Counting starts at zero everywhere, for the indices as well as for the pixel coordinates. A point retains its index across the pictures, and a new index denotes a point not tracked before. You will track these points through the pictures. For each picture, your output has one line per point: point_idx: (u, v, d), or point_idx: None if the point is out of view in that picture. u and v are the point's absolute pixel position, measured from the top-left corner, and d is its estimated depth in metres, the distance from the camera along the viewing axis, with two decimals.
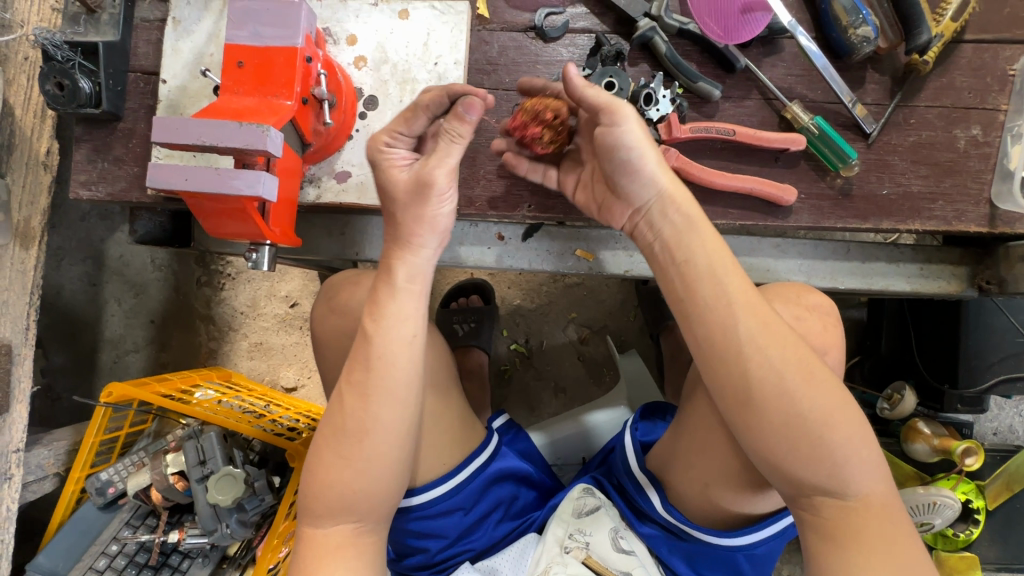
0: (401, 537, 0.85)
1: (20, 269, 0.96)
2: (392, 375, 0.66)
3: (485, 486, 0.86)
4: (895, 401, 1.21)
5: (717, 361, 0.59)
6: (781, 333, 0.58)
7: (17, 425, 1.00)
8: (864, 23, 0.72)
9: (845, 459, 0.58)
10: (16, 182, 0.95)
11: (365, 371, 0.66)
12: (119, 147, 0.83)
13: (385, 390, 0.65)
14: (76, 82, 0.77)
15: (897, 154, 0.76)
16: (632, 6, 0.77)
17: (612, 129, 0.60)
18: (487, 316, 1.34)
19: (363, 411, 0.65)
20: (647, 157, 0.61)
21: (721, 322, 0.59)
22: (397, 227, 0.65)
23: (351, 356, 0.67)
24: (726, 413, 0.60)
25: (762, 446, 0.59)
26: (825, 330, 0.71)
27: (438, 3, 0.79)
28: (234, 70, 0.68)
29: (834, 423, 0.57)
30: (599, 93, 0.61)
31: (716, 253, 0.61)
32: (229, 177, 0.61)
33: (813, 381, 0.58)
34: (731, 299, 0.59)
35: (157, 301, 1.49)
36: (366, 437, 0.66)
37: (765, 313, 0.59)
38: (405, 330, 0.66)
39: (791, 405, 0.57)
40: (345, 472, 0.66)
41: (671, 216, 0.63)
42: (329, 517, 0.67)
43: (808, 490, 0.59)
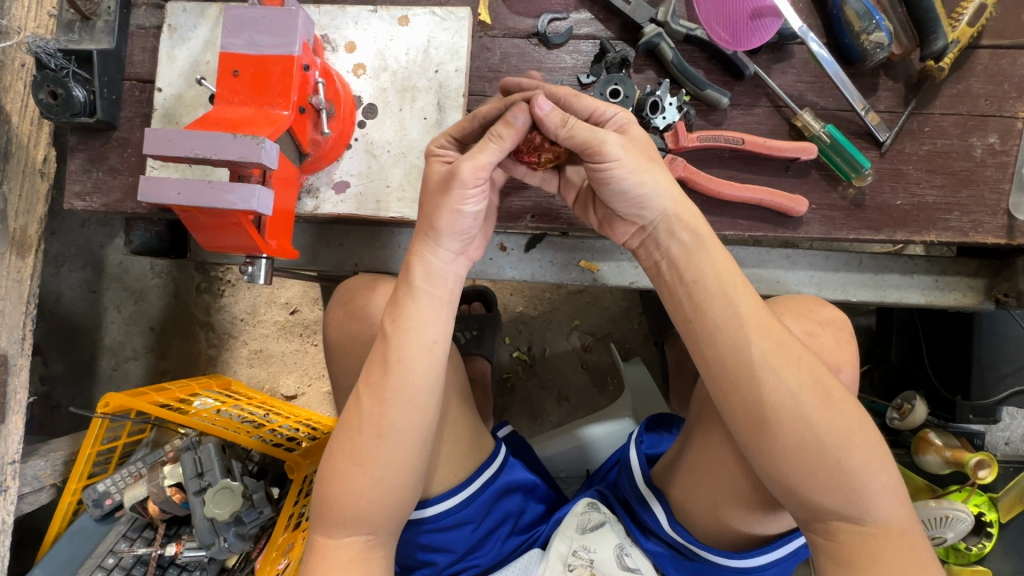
0: (410, 550, 0.83)
1: (16, 278, 0.95)
2: (412, 383, 0.63)
3: (495, 498, 0.84)
4: (905, 411, 1.18)
5: (729, 384, 0.57)
6: (797, 354, 0.56)
7: (13, 436, 0.99)
8: (877, 29, 0.69)
9: (863, 482, 0.55)
10: (13, 191, 0.93)
11: (384, 375, 0.63)
12: (114, 157, 0.82)
13: (404, 397, 0.63)
14: (70, 90, 0.76)
15: (911, 164, 0.74)
16: (637, 12, 0.75)
17: (599, 167, 0.56)
18: (489, 324, 1.32)
19: (379, 415, 0.63)
20: (644, 184, 0.56)
21: (733, 342, 0.56)
22: (422, 219, 0.62)
23: (370, 357, 0.65)
24: (737, 436, 0.58)
25: (775, 468, 0.56)
26: (839, 345, 0.69)
27: (439, 9, 0.77)
28: (230, 79, 0.66)
29: (853, 445, 0.55)
30: (575, 133, 0.55)
31: (727, 271, 0.58)
32: (224, 191, 0.59)
33: (830, 402, 0.56)
34: (743, 318, 0.56)
35: (156, 308, 1.48)
36: (382, 444, 0.63)
37: (780, 333, 0.57)
38: (428, 335, 0.63)
39: (807, 428, 0.55)
40: (361, 481, 0.64)
41: (685, 229, 0.59)
42: (341, 527, 0.65)
43: (822, 514, 0.57)
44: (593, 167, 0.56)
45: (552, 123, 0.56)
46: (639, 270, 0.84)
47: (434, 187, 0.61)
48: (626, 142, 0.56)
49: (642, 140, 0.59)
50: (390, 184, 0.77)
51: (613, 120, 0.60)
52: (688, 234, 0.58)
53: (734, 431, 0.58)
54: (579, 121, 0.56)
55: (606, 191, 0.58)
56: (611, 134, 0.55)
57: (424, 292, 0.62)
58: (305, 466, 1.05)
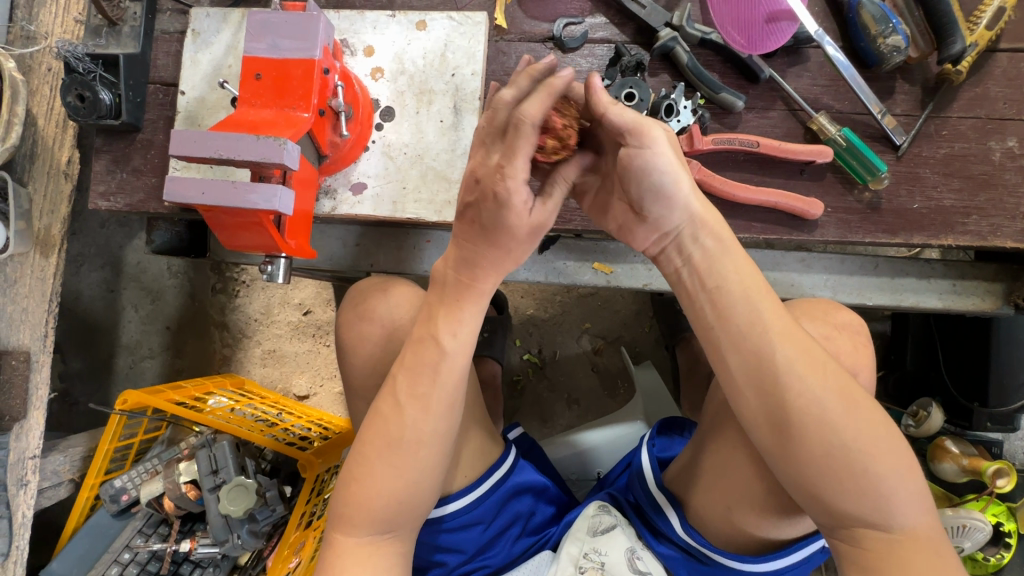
0: (420, 549, 0.83)
1: (40, 277, 0.98)
2: (448, 387, 0.64)
3: (506, 499, 0.84)
4: (921, 418, 1.17)
5: (752, 389, 0.57)
6: (822, 361, 0.56)
7: (34, 432, 1.01)
8: (894, 32, 0.69)
9: (890, 488, 0.55)
10: (38, 191, 0.96)
11: (426, 384, 0.64)
12: (137, 158, 0.84)
13: (446, 403, 0.65)
14: (97, 93, 0.78)
15: (927, 167, 0.73)
16: (652, 17, 0.75)
17: (642, 153, 0.52)
18: (501, 325, 1.33)
19: (423, 422, 0.64)
20: (679, 181, 0.55)
21: (756, 348, 0.56)
22: (494, 253, 0.60)
23: (411, 363, 0.65)
24: (761, 442, 0.58)
25: (802, 476, 0.56)
26: (856, 350, 0.68)
27: (456, 14, 0.78)
28: (253, 82, 0.67)
29: (879, 452, 0.55)
30: (625, 112, 0.52)
31: (750, 279, 0.58)
32: (247, 191, 0.61)
33: (855, 409, 0.55)
34: (766, 325, 0.56)
35: (173, 308, 1.50)
36: (422, 449, 0.65)
37: (802, 339, 0.57)
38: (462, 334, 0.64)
39: (831, 434, 0.55)
40: (397, 482, 0.65)
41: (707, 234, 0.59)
42: (367, 525, 0.65)
43: (845, 519, 0.56)
44: (633, 149, 0.52)
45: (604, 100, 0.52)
46: (653, 272, 0.84)
47: (523, 235, 0.58)
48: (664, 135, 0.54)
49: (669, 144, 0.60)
50: (406, 185, 0.78)
51: None
52: (712, 240, 0.58)
53: (758, 438, 0.58)
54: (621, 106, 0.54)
55: (641, 184, 0.55)
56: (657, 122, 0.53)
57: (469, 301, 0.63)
58: (317, 465, 1.06)
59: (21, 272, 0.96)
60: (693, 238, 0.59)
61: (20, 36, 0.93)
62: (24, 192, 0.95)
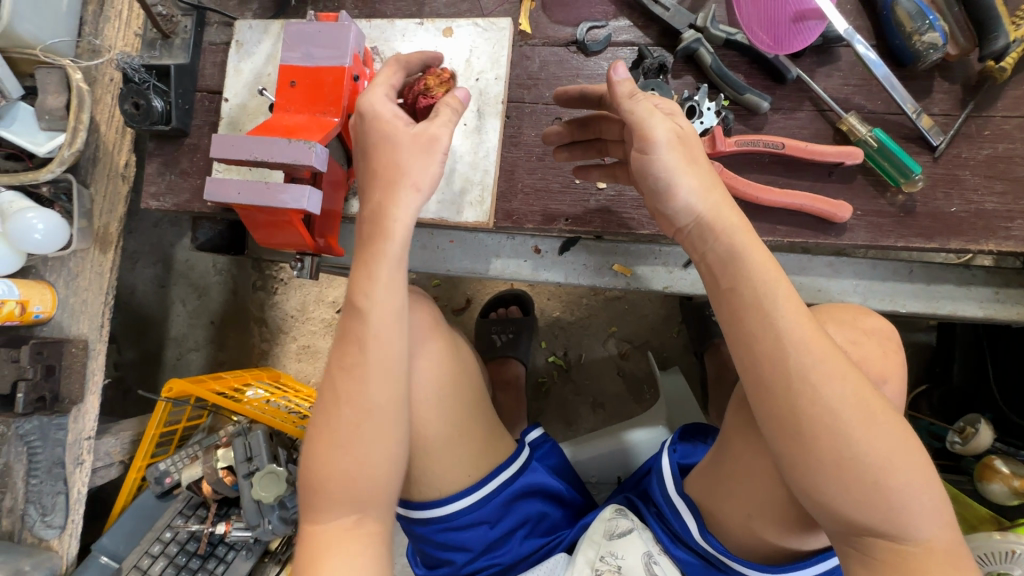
0: (429, 546, 0.86)
1: (99, 271, 1.07)
2: (378, 348, 0.60)
3: (514, 498, 0.85)
4: (968, 435, 1.10)
5: (766, 391, 0.55)
6: (840, 373, 0.54)
7: (90, 415, 1.10)
8: (931, 29, 0.67)
9: (904, 499, 0.53)
10: (98, 192, 1.05)
11: (352, 345, 0.60)
12: (184, 161, 0.89)
13: (379, 364, 0.60)
14: (150, 101, 0.84)
15: (968, 169, 0.70)
16: (676, 18, 0.75)
17: (642, 156, 0.58)
18: (526, 327, 1.38)
19: (354, 388, 0.59)
20: (678, 186, 0.58)
21: (770, 354, 0.55)
22: (391, 173, 0.60)
23: (342, 335, 0.61)
24: (771, 444, 0.56)
25: (807, 482, 0.55)
26: (886, 356, 0.65)
27: (481, 20, 0.80)
28: (288, 89, 0.71)
29: (893, 471, 0.53)
30: (634, 109, 0.59)
31: (768, 284, 0.56)
32: (278, 192, 0.65)
33: (872, 422, 0.53)
34: (781, 334, 0.55)
35: (217, 303, 1.59)
36: (361, 419, 0.60)
37: (822, 348, 0.55)
38: (378, 294, 0.60)
39: (841, 444, 0.53)
40: (343, 461, 0.60)
41: (719, 235, 0.59)
42: (330, 509, 0.61)
43: (857, 529, 0.55)
44: (635, 151, 0.59)
45: (622, 92, 0.60)
46: (672, 274, 0.84)
47: (403, 141, 0.60)
48: (675, 136, 0.58)
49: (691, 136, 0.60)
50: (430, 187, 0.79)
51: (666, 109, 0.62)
52: (724, 246, 0.58)
53: (770, 442, 0.57)
54: (648, 99, 0.60)
55: (642, 181, 0.61)
56: (661, 124, 0.57)
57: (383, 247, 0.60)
58: None
59: (83, 267, 1.06)
60: (711, 239, 0.59)
61: (88, 50, 1.03)
62: (87, 193, 1.04)
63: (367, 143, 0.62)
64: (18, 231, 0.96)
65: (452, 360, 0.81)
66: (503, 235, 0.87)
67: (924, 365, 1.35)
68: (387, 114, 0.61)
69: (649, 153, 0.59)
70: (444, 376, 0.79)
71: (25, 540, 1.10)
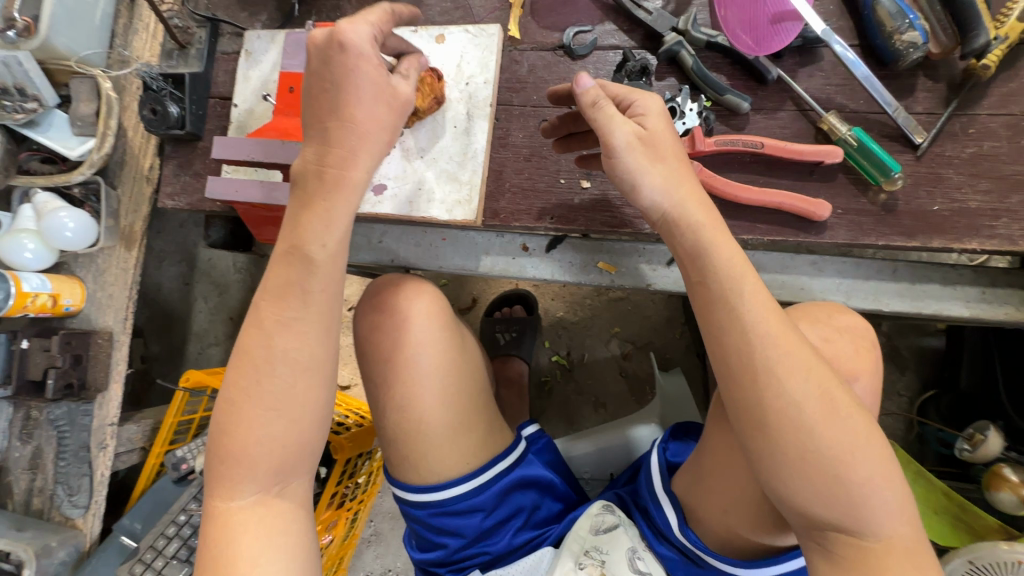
0: (423, 530, 0.88)
1: (124, 267, 1.15)
2: (312, 308, 0.63)
3: (508, 489, 0.87)
4: (977, 441, 1.07)
5: (736, 383, 0.56)
6: (806, 365, 0.55)
7: (114, 402, 1.17)
8: (911, 28, 0.67)
9: (867, 492, 0.53)
10: (125, 194, 1.13)
11: (285, 298, 0.62)
12: (198, 163, 0.95)
13: (319, 326, 0.63)
14: (166, 107, 0.90)
15: (951, 167, 0.70)
16: (658, 22, 0.77)
17: (608, 161, 0.62)
18: (529, 326, 1.41)
19: (288, 346, 0.62)
20: (640, 184, 0.61)
21: (732, 345, 0.57)
22: (359, 121, 0.60)
23: (279, 287, 0.63)
24: (738, 432, 0.57)
25: (772, 474, 0.55)
26: (859, 353, 0.67)
27: (472, 27, 0.84)
28: (287, 94, 0.79)
29: (857, 466, 0.53)
30: (597, 117, 0.61)
31: (737, 279, 0.58)
32: (271, 189, 0.74)
33: (835, 419, 0.54)
34: (748, 326, 0.56)
35: (235, 300, 1.66)
36: (297, 377, 0.63)
37: (792, 339, 0.56)
38: (332, 245, 0.63)
39: (802, 436, 0.54)
40: (278, 427, 0.63)
41: (685, 231, 0.61)
42: (246, 483, 0.63)
43: (822, 523, 0.55)
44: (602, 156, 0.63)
45: (586, 99, 0.62)
46: (657, 272, 0.85)
47: (380, 92, 0.61)
48: (635, 137, 0.61)
49: (658, 134, 0.62)
50: (424, 186, 0.82)
51: (635, 106, 0.64)
52: (691, 240, 0.60)
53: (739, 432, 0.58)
54: (610, 105, 0.62)
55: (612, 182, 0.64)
56: (620, 129, 0.60)
57: (341, 197, 0.62)
58: (349, 449, 1.15)
59: (110, 263, 1.14)
60: (678, 234, 0.61)
61: (118, 61, 1.11)
62: (114, 194, 1.11)
63: (337, 75, 0.60)
64: (52, 228, 1.04)
65: (448, 343, 0.83)
66: (493, 233, 0.90)
67: (933, 370, 1.32)
68: (366, 53, 0.60)
69: (613, 156, 0.62)
70: (448, 364, 0.83)
71: (53, 519, 1.18)
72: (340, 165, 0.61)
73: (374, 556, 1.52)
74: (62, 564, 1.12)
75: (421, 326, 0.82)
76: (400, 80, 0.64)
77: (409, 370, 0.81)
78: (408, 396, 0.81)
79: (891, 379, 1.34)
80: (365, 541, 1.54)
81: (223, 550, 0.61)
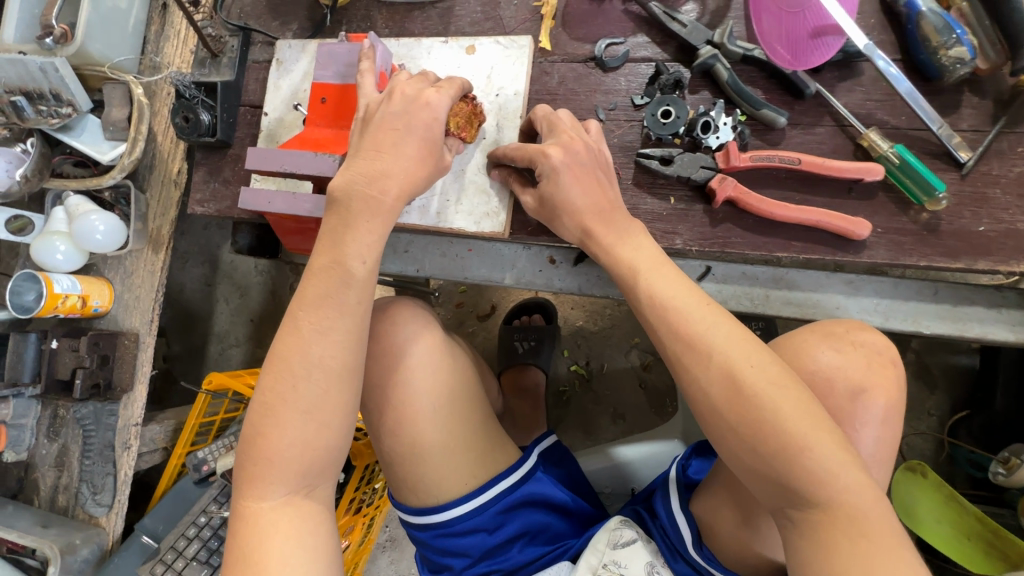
0: (430, 552, 0.88)
1: (151, 270, 1.16)
2: (348, 316, 0.64)
3: (513, 506, 0.85)
4: (1012, 466, 1.04)
5: (724, 404, 0.57)
6: (706, 351, 0.58)
7: (138, 403, 1.19)
8: (958, 43, 0.65)
9: (798, 452, 0.53)
10: (154, 197, 1.14)
11: (319, 308, 0.63)
12: (227, 170, 0.96)
13: (354, 333, 0.64)
14: (198, 115, 0.91)
15: (998, 187, 0.68)
16: (693, 35, 0.76)
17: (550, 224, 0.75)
18: (548, 335, 1.40)
19: (317, 354, 0.63)
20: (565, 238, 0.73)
21: (693, 369, 0.59)
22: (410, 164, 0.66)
23: (317, 302, 0.64)
24: (740, 455, 0.56)
25: (777, 492, 0.55)
26: (869, 369, 0.67)
27: (503, 38, 0.83)
28: (319, 105, 0.80)
29: (785, 430, 0.54)
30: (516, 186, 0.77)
31: (695, 302, 0.61)
32: (303, 200, 0.75)
33: (745, 394, 0.56)
34: (724, 343, 0.58)
35: (256, 302, 1.67)
36: (329, 382, 0.63)
37: (697, 324, 0.60)
38: (372, 261, 0.65)
39: (743, 446, 0.56)
40: (307, 429, 0.63)
41: (625, 250, 0.66)
42: (278, 483, 0.63)
43: (775, 494, 0.55)
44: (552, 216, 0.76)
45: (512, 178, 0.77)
46: None
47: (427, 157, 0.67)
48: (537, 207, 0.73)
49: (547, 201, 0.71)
50: (451, 198, 0.82)
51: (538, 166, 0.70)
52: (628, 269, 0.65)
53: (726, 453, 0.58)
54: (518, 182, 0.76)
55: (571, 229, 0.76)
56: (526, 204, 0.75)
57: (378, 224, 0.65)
58: (367, 455, 1.18)
59: (139, 266, 1.15)
60: (627, 249, 0.66)
61: (149, 67, 1.12)
62: (143, 198, 1.13)
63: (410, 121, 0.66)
64: (82, 231, 1.05)
65: (449, 362, 0.84)
66: (520, 245, 0.89)
67: (966, 389, 1.28)
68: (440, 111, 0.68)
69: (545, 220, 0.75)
70: (440, 385, 0.82)
71: (78, 516, 1.19)
72: (383, 191, 0.65)
73: (388, 561, 1.52)
74: (85, 562, 1.13)
75: (418, 350, 0.82)
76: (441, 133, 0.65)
77: (401, 393, 0.81)
78: (401, 418, 0.80)
79: (920, 397, 1.30)
80: (381, 546, 1.54)
81: (255, 548, 0.61)
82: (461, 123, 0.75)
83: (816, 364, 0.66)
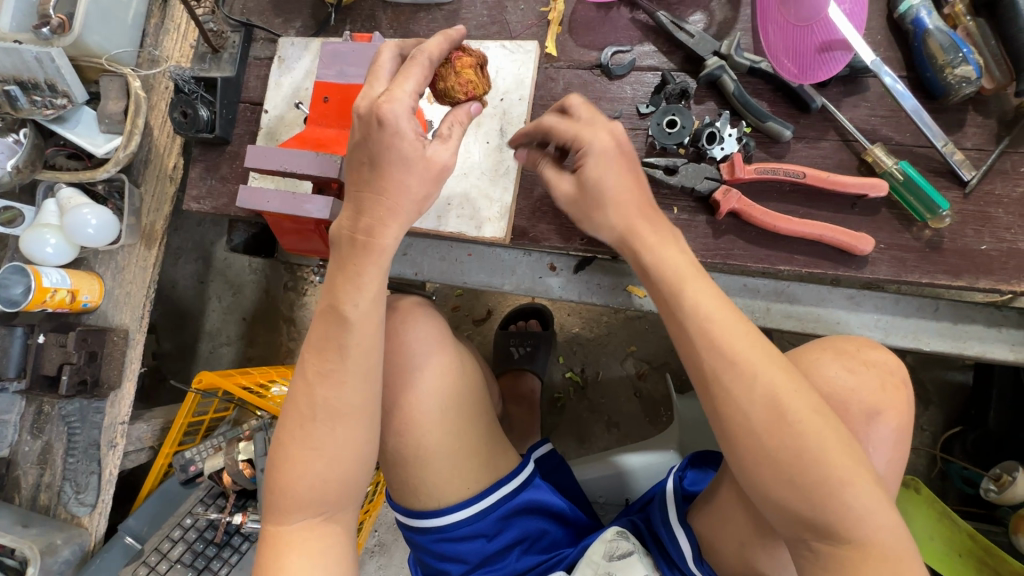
0: (427, 556, 0.86)
1: (143, 265, 1.14)
2: (351, 360, 0.63)
3: (512, 513, 0.84)
4: (1005, 483, 1.04)
5: (749, 444, 0.55)
6: (751, 374, 0.55)
7: (125, 401, 1.16)
8: (964, 62, 0.65)
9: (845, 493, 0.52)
10: (148, 192, 1.12)
11: (323, 358, 0.63)
12: (225, 167, 0.94)
13: (360, 371, 0.63)
14: (197, 110, 0.89)
15: (1001, 207, 0.68)
16: (700, 45, 0.76)
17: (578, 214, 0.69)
18: (544, 341, 1.38)
19: (329, 396, 0.63)
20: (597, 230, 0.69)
21: (719, 404, 0.56)
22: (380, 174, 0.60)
23: (322, 341, 0.64)
24: (764, 496, 0.55)
25: (797, 529, 0.55)
26: (883, 390, 0.66)
27: (509, 43, 0.83)
28: (321, 104, 0.79)
29: (814, 467, 0.53)
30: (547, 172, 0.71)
31: (729, 322, 0.58)
32: (303, 201, 0.73)
33: (784, 425, 0.54)
34: (761, 377, 0.55)
35: (250, 301, 1.65)
36: (334, 423, 0.63)
37: (734, 346, 0.56)
38: (365, 304, 0.63)
39: (765, 491, 0.55)
40: (317, 463, 0.63)
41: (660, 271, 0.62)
42: (295, 512, 0.63)
43: (795, 525, 0.55)
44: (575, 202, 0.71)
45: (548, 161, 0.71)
46: None
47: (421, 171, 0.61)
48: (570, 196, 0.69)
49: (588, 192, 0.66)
50: (451, 202, 0.81)
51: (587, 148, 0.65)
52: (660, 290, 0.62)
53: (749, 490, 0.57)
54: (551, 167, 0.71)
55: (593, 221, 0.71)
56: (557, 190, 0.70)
57: (370, 261, 0.63)
58: None
59: (130, 261, 1.13)
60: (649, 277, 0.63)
61: (147, 60, 1.11)
62: (137, 193, 1.11)
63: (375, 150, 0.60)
64: (73, 224, 1.03)
65: (458, 370, 0.83)
66: (521, 251, 0.89)
67: (959, 406, 1.28)
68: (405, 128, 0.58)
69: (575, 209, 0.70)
70: (448, 390, 0.80)
71: (59, 516, 1.15)
72: (369, 234, 0.62)
73: (377, 566, 1.50)
74: (66, 563, 1.10)
75: (428, 354, 0.81)
76: (438, 144, 0.62)
77: (408, 396, 0.79)
78: (405, 420, 0.79)
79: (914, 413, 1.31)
80: (369, 551, 1.51)
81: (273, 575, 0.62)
82: (464, 82, 0.68)
83: (830, 383, 0.65)
